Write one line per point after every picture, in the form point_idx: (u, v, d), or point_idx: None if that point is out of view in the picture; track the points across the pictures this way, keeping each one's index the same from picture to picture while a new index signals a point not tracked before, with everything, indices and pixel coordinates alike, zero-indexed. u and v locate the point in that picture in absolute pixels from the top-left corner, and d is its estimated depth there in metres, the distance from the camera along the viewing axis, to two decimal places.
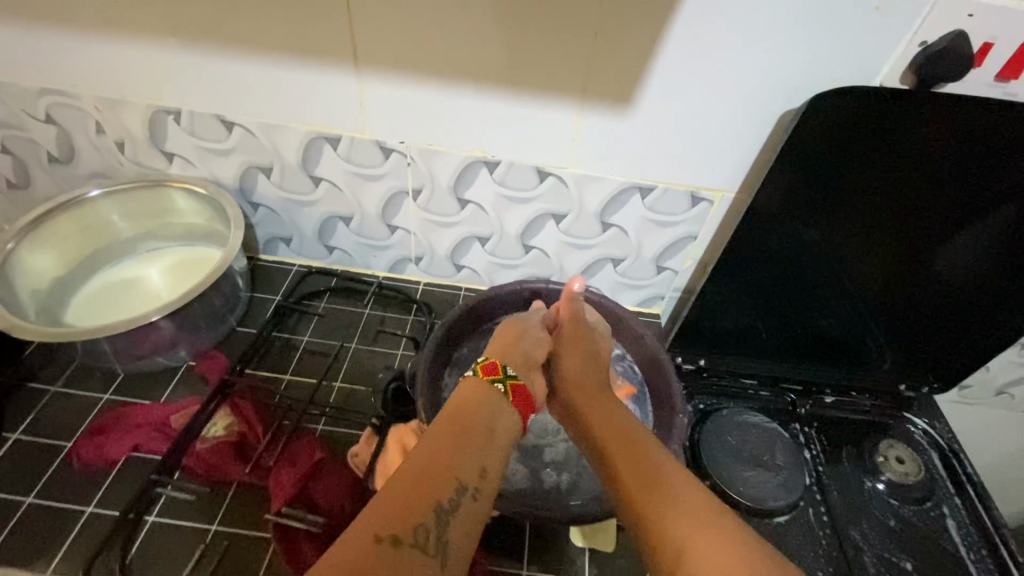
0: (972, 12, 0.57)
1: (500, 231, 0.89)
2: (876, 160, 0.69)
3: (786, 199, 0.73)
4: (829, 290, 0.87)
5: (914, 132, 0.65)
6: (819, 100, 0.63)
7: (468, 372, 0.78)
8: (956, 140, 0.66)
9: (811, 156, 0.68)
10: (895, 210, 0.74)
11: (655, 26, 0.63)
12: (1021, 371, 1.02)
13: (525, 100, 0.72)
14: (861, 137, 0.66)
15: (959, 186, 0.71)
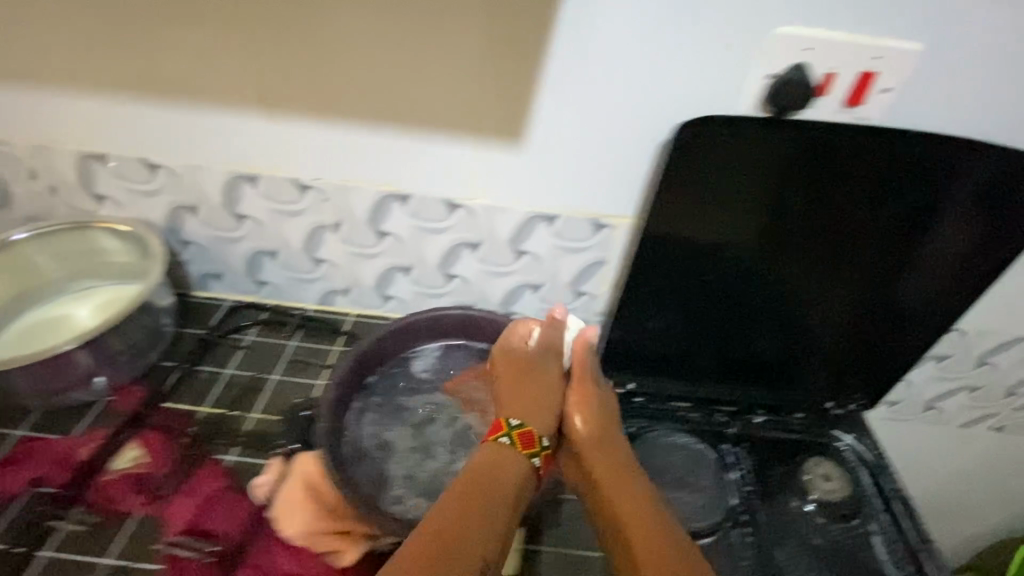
0: (807, 47, 0.61)
1: (420, 262, 0.91)
2: (788, 189, 0.71)
3: (700, 228, 0.74)
4: (765, 316, 0.87)
5: (820, 162, 0.68)
6: (685, 138, 0.66)
7: (376, 397, 0.81)
8: (834, 159, 0.68)
9: (715, 186, 0.70)
10: (819, 237, 0.76)
11: (531, 66, 0.68)
12: (942, 386, 1.06)
13: (424, 137, 0.76)
14: (764, 167, 0.68)
15: (850, 204, 0.73)
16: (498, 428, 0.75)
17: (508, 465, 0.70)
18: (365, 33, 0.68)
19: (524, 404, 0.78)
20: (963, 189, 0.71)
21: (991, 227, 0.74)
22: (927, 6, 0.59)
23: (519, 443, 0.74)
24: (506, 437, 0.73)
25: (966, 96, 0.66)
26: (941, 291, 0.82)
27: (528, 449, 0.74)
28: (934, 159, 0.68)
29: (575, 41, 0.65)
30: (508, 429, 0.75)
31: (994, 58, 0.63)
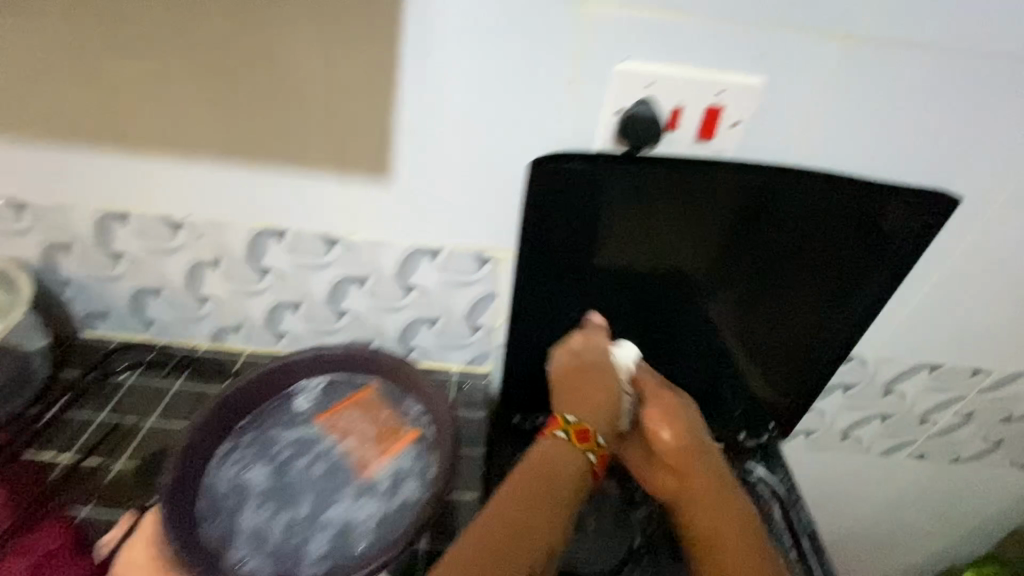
0: (649, 82, 0.61)
1: (308, 298, 0.88)
2: (677, 219, 0.71)
3: (588, 257, 0.75)
4: (680, 351, 0.85)
5: (702, 192, 0.68)
6: (545, 171, 0.67)
7: (246, 438, 0.76)
8: (702, 176, 0.67)
9: (596, 216, 0.70)
10: (724, 269, 0.76)
11: (386, 103, 0.66)
12: (855, 415, 1.05)
13: (291, 173, 0.74)
14: (646, 197, 0.69)
15: (731, 221, 0.71)
16: (554, 423, 0.68)
17: (562, 459, 0.64)
18: (218, 70, 0.67)
19: (580, 402, 0.69)
20: (859, 222, 0.72)
21: (894, 261, 0.75)
22: (763, 43, 0.60)
23: (575, 440, 0.66)
24: (590, 454, 0.66)
25: (820, 129, 0.65)
26: (850, 326, 0.82)
27: (584, 445, 0.66)
28: (821, 192, 0.69)
29: (426, 77, 0.64)
30: (567, 424, 0.67)
31: (840, 92, 0.63)
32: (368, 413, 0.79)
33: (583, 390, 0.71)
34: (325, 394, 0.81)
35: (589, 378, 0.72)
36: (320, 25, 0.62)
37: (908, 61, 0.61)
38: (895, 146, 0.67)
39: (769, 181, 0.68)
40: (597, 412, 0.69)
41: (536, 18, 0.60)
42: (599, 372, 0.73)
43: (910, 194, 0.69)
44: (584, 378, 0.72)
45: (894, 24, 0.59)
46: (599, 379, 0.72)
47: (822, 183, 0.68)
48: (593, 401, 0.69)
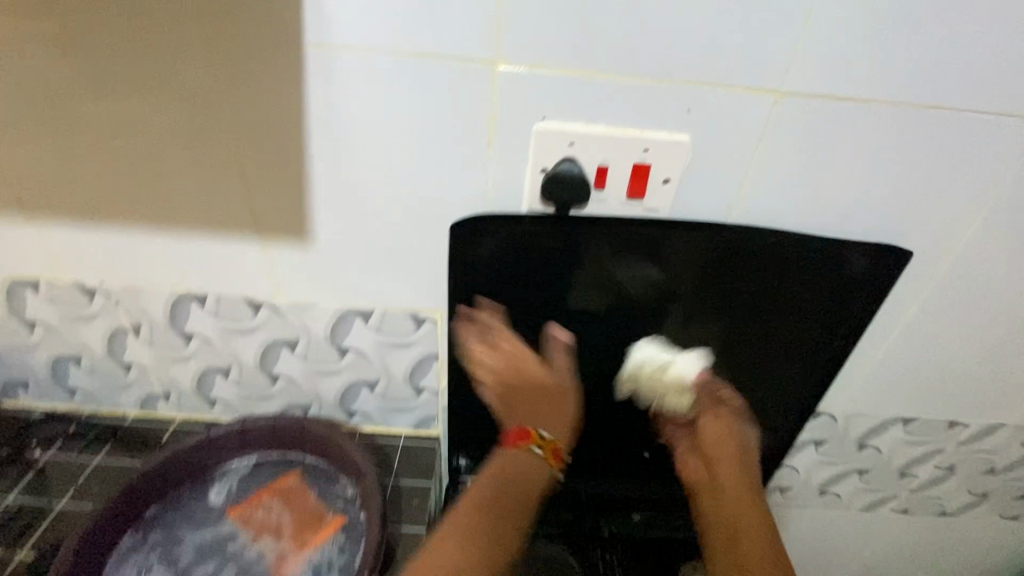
0: (571, 141, 0.58)
1: (238, 363, 0.83)
2: (622, 277, 0.68)
3: (531, 313, 0.71)
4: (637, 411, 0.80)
5: (644, 249, 0.65)
6: (466, 234, 0.65)
7: (156, 530, 0.75)
8: (642, 232, 0.64)
9: (536, 273, 0.68)
10: (677, 326, 0.72)
11: (297, 165, 0.62)
12: (831, 471, 0.99)
13: (206, 237, 0.70)
14: (587, 255, 0.66)
15: (680, 270, 0.68)
16: (526, 436, 0.65)
17: (539, 474, 0.65)
18: (118, 136, 0.63)
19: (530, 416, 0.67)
20: (814, 282, 0.69)
21: (853, 321, 0.72)
22: (688, 99, 0.56)
23: (548, 457, 0.65)
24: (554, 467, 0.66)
25: (759, 185, 0.62)
26: (813, 384, 0.78)
27: (554, 462, 0.66)
28: (770, 251, 0.66)
29: (336, 139, 0.60)
30: (540, 439, 0.66)
31: (777, 148, 0.59)
32: (292, 499, 0.78)
33: (541, 399, 0.68)
34: (251, 476, 0.81)
35: (537, 384, 0.69)
36: (220, 89, 0.58)
37: (846, 115, 0.57)
38: (840, 201, 0.63)
39: (715, 240, 0.65)
40: (560, 423, 0.67)
41: (446, 79, 0.56)
42: (546, 375, 0.69)
43: (863, 254, 0.66)
44: (531, 380, 0.69)
45: (826, 79, 0.55)
46: (545, 381, 0.69)
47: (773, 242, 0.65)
48: (553, 408, 0.68)
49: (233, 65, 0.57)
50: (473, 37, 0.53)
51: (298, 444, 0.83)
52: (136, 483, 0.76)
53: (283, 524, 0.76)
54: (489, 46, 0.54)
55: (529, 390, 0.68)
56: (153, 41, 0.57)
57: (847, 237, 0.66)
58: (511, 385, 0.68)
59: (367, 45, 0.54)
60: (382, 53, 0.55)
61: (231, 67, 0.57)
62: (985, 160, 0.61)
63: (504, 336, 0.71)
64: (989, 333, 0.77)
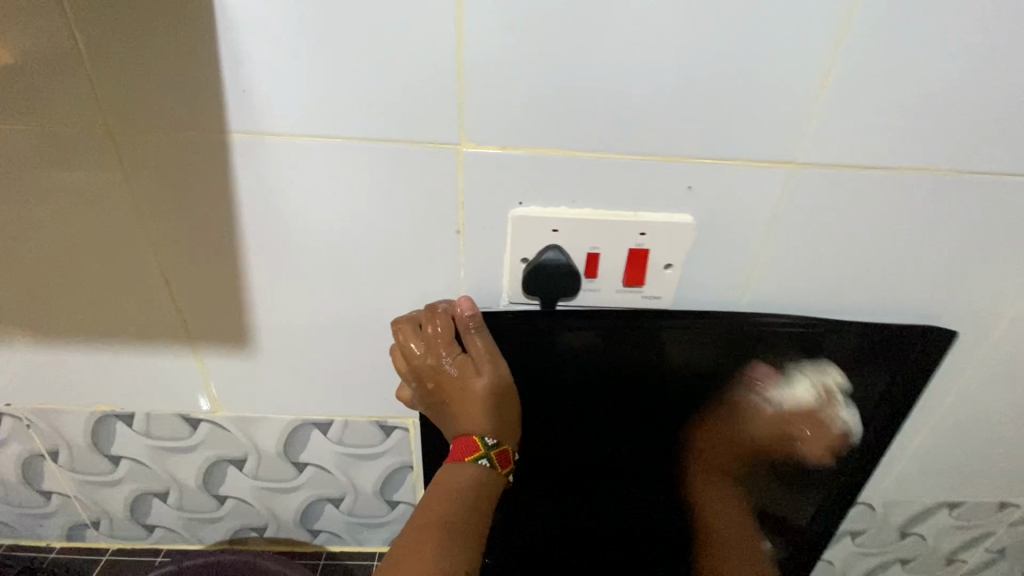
0: (555, 227, 0.49)
1: (177, 485, 0.70)
2: (627, 378, 0.58)
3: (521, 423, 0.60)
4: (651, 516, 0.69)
5: (651, 347, 0.56)
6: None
7: None
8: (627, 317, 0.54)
9: (526, 378, 0.57)
10: (693, 428, 0.62)
11: (231, 266, 0.53)
12: (870, 563, 0.87)
13: (130, 349, 0.59)
14: (585, 355, 0.56)
15: (674, 355, 0.57)
16: (470, 448, 0.50)
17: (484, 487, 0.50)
18: (13, 243, 0.52)
19: (465, 415, 0.51)
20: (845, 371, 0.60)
21: (889, 413, 0.62)
22: (688, 176, 0.48)
23: (496, 466, 0.51)
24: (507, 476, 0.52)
25: (775, 265, 0.53)
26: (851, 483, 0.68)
27: (504, 471, 0.52)
28: (795, 341, 0.57)
29: (275, 236, 0.51)
30: (485, 448, 0.51)
31: (793, 224, 0.51)
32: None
33: (485, 415, 0.51)
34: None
35: (476, 401, 0.51)
36: (134, 185, 0.49)
37: (871, 185, 0.49)
38: (869, 277, 0.55)
39: (732, 333, 0.56)
40: (507, 430, 0.53)
41: (403, 164, 0.47)
42: (496, 390, 0.52)
43: (898, 339, 0.57)
44: (475, 401, 0.51)
45: (846, 147, 0.48)
46: (491, 398, 0.52)
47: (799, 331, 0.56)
48: (498, 416, 0.52)
49: (148, 159, 0.48)
50: (429, 118, 0.45)
51: None
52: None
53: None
54: (449, 127, 0.45)
55: (470, 411, 0.51)
56: (46, 136, 0.47)
57: (878, 317, 0.57)
58: (449, 403, 0.52)
59: (305, 131, 0.46)
60: (324, 139, 0.46)
61: (144, 159, 0.48)
62: None
63: (446, 350, 0.51)
64: None
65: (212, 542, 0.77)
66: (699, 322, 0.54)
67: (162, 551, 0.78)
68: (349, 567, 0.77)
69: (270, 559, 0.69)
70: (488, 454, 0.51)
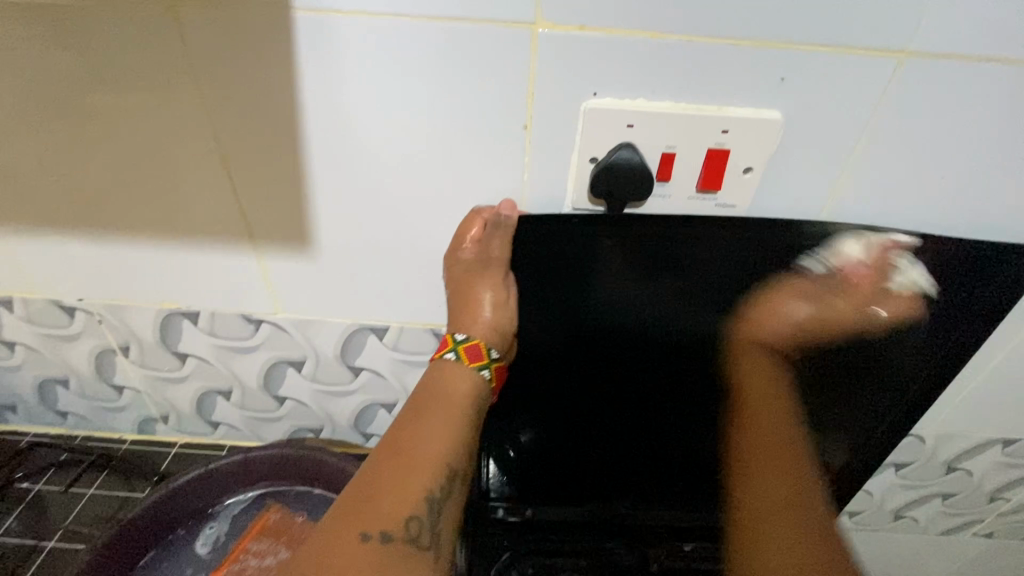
0: (630, 122, 0.46)
1: (239, 384, 0.74)
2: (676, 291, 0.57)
3: (568, 333, 0.59)
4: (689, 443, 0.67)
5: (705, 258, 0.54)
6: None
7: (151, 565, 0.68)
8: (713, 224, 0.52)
9: (577, 286, 0.56)
10: (739, 352, 0.60)
11: (291, 161, 0.52)
12: (910, 495, 0.87)
13: (193, 245, 0.60)
14: (638, 264, 0.55)
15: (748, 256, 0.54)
16: (444, 342, 0.54)
17: (465, 382, 0.52)
18: (77, 136, 0.52)
19: (456, 307, 0.54)
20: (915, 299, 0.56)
21: (954, 347, 0.59)
22: (782, 66, 0.44)
23: (466, 360, 0.53)
24: (483, 371, 0.54)
25: (863, 172, 0.49)
26: (903, 419, 0.65)
27: (476, 364, 0.53)
28: (867, 262, 0.53)
29: (336, 128, 0.49)
30: (456, 344, 0.54)
31: (890, 125, 0.47)
32: (282, 535, 0.69)
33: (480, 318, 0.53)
34: (236, 524, 0.71)
35: (470, 297, 0.53)
36: (195, 71, 0.48)
37: (989, 81, 0.44)
38: (966, 190, 0.50)
39: (793, 247, 0.53)
40: (502, 336, 0.55)
41: (471, 48, 0.44)
42: (496, 293, 0.54)
43: (979, 262, 0.53)
44: (474, 297, 0.53)
45: (968, 35, 0.42)
46: (489, 301, 0.53)
47: (868, 250, 0.53)
48: (494, 320, 0.53)
49: (208, 41, 0.46)
50: None
51: (303, 476, 0.73)
52: (125, 529, 0.65)
53: (278, 562, 0.67)
54: (524, 4, 0.42)
55: (467, 304, 0.53)
56: (102, 16, 0.45)
57: (969, 236, 0.54)
58: (453, 294, 0.54)
59: (370, 6, 0.43)
60: (390, 17, 0.43)
61: (205, 43, 0.46)
62: None
63: (467, 240, 0.53)
64: None
65: (272, 440, 0.81)
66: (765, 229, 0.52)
67: (225, 447, 0.83)
68: None
69: (328, 455, 0.71)
70: (456, 349, 0.53)
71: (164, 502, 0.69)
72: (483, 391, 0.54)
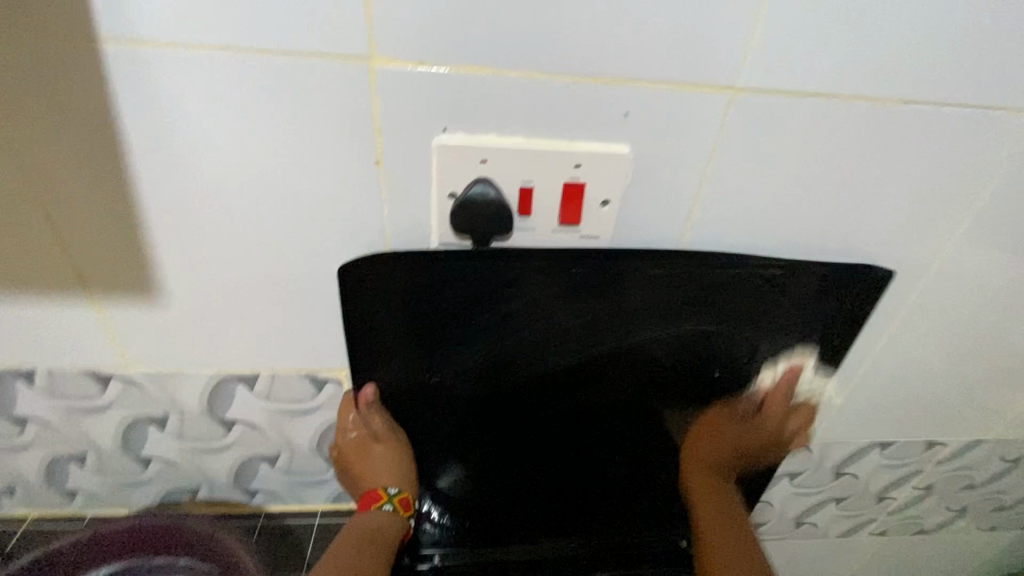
0: (483, 157, 0.45)
1: (94, 448, 0.65)
2: (579, 319, 0.57)
3: (485, 369, 0.58)
4: (593, 467, 0.69)
5: (611, 289, 0.55)
6: (358, 284, 0.51)
7: None
8: (590, 259, 0.52)
9: (489, 319, 0.55)
10: (640, 375, 0.62)
11: (122, 202, 0.47)
12: (807, 502, 0.91)
13: (15, 298, 0.52)
14: (548, 295, 0.54)
15: (640, 280, 0.55)
16: (376, 498, 0.63)
17: (379, 519, 0.63)
18: None
19: (364, 468, 0.64)
20: (787, 318, 0.61)
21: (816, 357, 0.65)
22: (624, 101, 0.45)
23: (400, 510, 0.63)
24: (385, 506, 0.63)
25: (715, 202, 0.51)
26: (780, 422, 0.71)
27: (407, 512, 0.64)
28: (752, 284, 0.57)
29: (172, 169, 0.45)
30: (388, 496, 0.63)
31: (732, 158, 0.49)
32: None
33: (380, 468, 0.63)
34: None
35: (372, 460, 0.63)
36: None
37: (811, 115, 0.48)
38: (807, 215, 0.54)
39: (690, 277, 0.56)
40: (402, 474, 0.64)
41: (309, 83, 0.42)
42: (389, 452, 0.63)
43: (840, 287, 0.59)
44: (367, 459, 0.63)
45: (787, 72, 0.45)
46: (382, 460, 0.63)
47: (754, 277, 0.57)
48: (389, 468, 0.63)
49: (4, 73, 0.41)
50: (336, 29, 0.40)
51: (166, 547, 0.64)
52: None
53: None
54: (357, 38, 0.40)
55: (366, 466, 0.64)
56: None
57: (819, 258, 0.57)
58: (353, 461, 0.65)
59: (192, 36, 0.40)
60: (217, 51, 0.41)
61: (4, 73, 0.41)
62: (957, 163, 0.52)
63: (351, 419, 0.63)
64: (968, 349, 0.70)
65: (141, 508, 0.72)
66: (664, 259, 0.54)
67: (85, 518, 0.72)
68: (289, 525, 0.74)
69: (200, 522, 0.63)
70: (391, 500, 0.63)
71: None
72: (396, 522, 0.63)
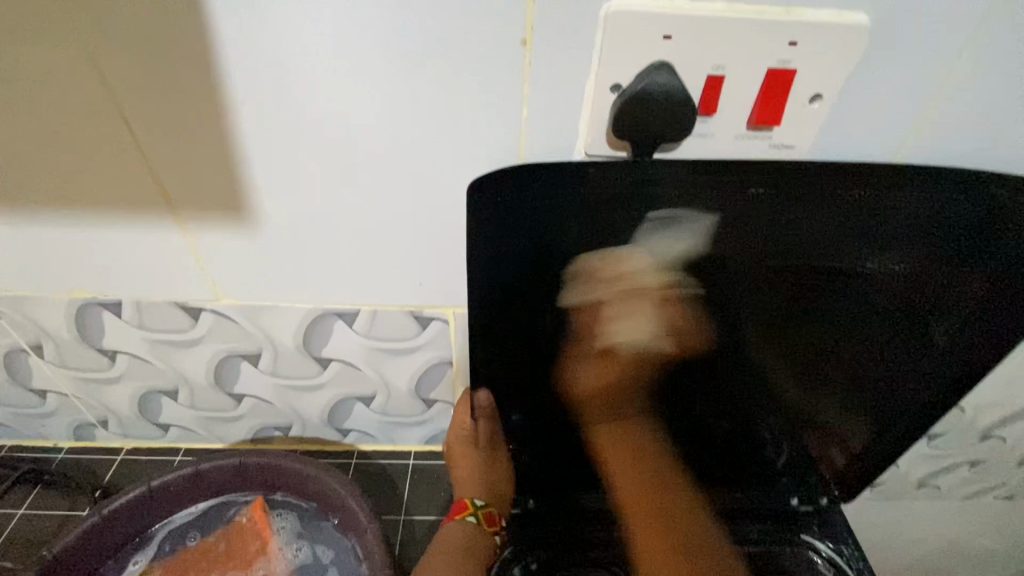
0: (666, 33, 0.34)
1: (186, 383, 0.62)
2: (717, 249, 0.45)
3: (602, 314, 0.48)
4: (702, 424, 0.58)
5: (759, 213, 0.43)
6: (484, 208, 0.41)
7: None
8: (777, 171, 0.41)
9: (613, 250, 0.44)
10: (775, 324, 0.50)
11: (209, 102, 0.39)
12: (936, 464, 0.81)
13: (96, 221, 0.46)
14: (692, 220, 0.43)
15: (804, 198, 0.42)
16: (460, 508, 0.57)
17: (462, 533, 0.56)
18: None
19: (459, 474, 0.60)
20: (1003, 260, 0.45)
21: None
22: None
23: (484, 523, 0.57)
24: (470, 517, 0.57)
25: (952, 97, 0.39)
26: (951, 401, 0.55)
27: (492, 528, 0.57)
28: (949, 208, 0.43)
29: (263, 58, 0.36)
30: (474, 507, 0.57)
31: (994, 34, 0.36)
32: (193, 569, 0.59)
33: (472, 477, 0.59)
34: (174, 538, 0.61)
35: (469, 467, 0.59)
36: None
37: None
38: None
39: (868, 200, 0.43)
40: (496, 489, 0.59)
41: None
42: (487, 463, 0.59)
43: None
44: (466, 464, 0.59)
45: None
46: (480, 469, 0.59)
47: (960, 199, 0.42)
48: (484, 479, 0.59)
49: None
50: None
51: (264, 484, 0.62)
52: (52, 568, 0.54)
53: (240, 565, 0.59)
54: None
55: (462, 470, 0.59)
56: None
57: None
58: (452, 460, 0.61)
59: None
60: None
61: None
62: None
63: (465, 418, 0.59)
64: None
65: (233, 443, 0.70)
66: (865, 174, 0.41)
67: (180, 451, 0.71)
68: (382, 466, 0.71)
69: (302, 462, 0.59)
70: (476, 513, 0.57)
71: (96, 528, 0.56)
72: (481, 542, 0.56)
